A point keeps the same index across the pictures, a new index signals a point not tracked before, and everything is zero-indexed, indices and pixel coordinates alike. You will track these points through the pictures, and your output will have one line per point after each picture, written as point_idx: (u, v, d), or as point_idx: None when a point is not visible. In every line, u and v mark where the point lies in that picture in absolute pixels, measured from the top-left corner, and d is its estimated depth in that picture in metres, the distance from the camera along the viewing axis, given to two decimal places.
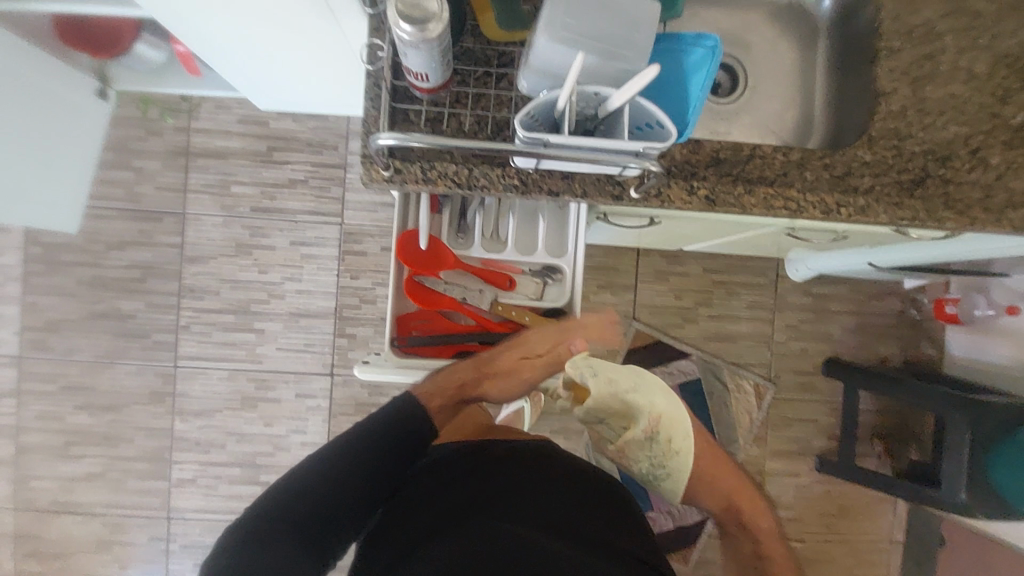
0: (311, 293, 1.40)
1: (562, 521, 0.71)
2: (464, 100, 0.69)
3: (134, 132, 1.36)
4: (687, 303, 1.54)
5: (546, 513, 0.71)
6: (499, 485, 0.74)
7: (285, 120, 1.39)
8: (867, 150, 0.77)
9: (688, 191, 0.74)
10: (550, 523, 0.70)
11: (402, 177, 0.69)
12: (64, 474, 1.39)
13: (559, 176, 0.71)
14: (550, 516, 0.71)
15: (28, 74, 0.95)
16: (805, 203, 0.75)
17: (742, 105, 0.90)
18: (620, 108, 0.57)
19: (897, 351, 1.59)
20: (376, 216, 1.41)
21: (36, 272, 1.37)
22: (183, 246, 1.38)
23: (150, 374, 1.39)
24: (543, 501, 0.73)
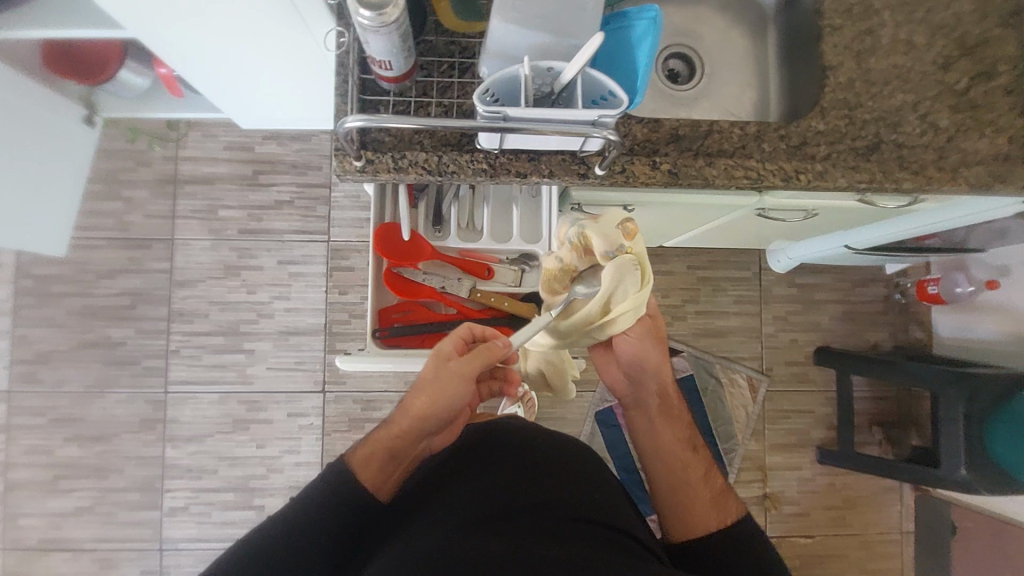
0: (300, 310, 1.42)
1: (511, 510, 0.71)
2: (431, 92, 0.73)
3: (123, 163, 1.41)
4: (675, 301, 1.55)
5: (493, 507, 0.71)
6: (448, 490, 0.75)
7: (270, 144, 1.43)
8: (821, 120, 0.81)
9: (651, 166, 0.76)
10: (500, 515, 0.71)
11: (374, 168, 0.72)
12: (53, 509, 1.36)
13: (526, 159, 0.74)
14: (500, 508, 0.71)
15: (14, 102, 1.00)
16: (765, 172, 0.78)
17: (701, 91, 0.95)
18: (573, 81, 0.60)
19: (886, 336, 1.60)
20: (362, 232, 1.44)
21: (26, 305, 1.38)
22: (172, 271, 1.41)
23: (140, 401, 1.39)
24: (491, 492, 0.73)
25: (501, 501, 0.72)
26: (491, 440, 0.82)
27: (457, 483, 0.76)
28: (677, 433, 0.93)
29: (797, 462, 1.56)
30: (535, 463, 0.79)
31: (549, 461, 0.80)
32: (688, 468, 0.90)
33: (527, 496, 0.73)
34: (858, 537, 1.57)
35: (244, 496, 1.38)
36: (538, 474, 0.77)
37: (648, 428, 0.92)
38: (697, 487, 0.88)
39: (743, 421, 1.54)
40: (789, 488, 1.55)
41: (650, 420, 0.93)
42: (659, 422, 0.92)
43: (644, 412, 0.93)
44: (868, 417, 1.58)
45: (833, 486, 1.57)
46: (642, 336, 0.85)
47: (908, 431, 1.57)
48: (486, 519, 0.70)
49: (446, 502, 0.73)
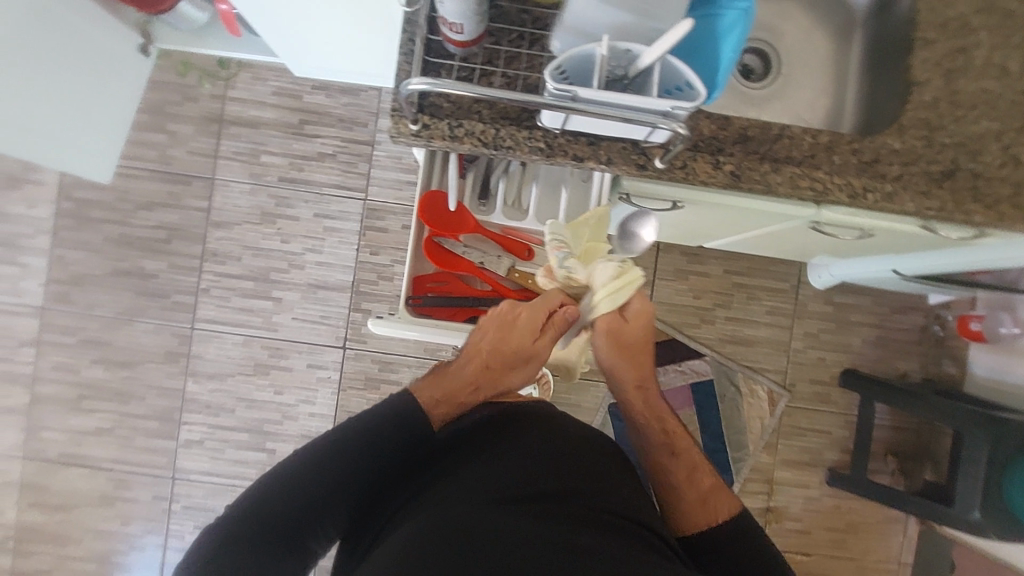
0: (330, 265, 1.42)
1: (532, 494, 0.68)
2: (497, 61, 0.70)
3: (173, 98, 1.41)
4: (706, 304, 1.52)
5: (514, 485, 0.68)
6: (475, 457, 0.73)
7: (318, 95, 1.42)
8: (898, 138, 0.76)
9: (714, 165, 0.73)
10: (518, 496, 0.68)
11: (429, 133, 0.70)
12: (75, 426, 1.41)
13: (585, 143, 0.72)
14: (521, 490, 0.68)
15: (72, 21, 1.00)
16: (831, 186, 0.75)
17: (774, 92, 0.90)
18: (649, 66, 0.57)
19: (917, 367, 1.55)
20: (400, 195, 1.43)
21: (66, 227, 1.41)
22: (210, 210, 1.42)
23: (167, 334, 1.42)
24: (512, 470, 0.70)
25: (523, 482, 0.69)
26: (514, 413, 0.78)
27: (479, 448, 0.74)
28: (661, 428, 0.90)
29: (805, 480, 1.54)
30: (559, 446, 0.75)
31: (574, 447, 0.75)
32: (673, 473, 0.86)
33: (550, 482, 0.70)
34: (855, 562, 1.56)
35: (258, 438, 1.42)
36: (563, 458, 0.73)
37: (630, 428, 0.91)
38: (685, 488, 0.85)
39: (757, 432, 1.53)
40: (793, 505, 1.54)
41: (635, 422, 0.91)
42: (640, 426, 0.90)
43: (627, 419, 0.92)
44: (884, 446, 1.55)
45: (837, 509, 1.55)
46: (613, 341, 0.87)
47: (922, 465, 1.53)
48: (506, 499, 0.67)
49: (461, 474, 0.70)
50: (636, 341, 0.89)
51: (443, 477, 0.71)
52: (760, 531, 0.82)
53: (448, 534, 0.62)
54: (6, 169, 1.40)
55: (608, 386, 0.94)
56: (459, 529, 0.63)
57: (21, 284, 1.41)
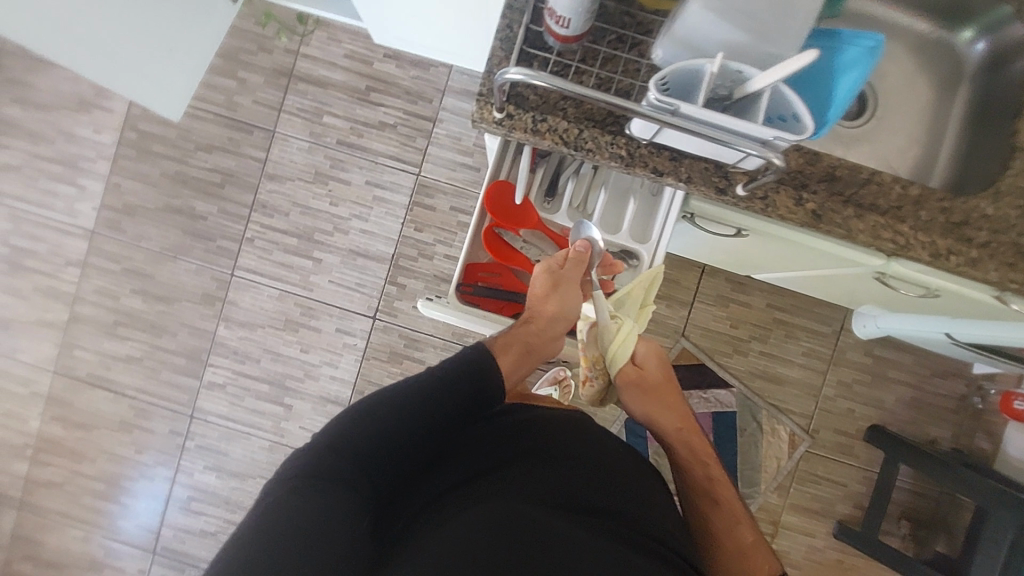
0: (374, 234, 1.43)
1: (590, 506, 0.69)
2: (592, 60, 0.68)
3: (248, 46, 1.42)
4: (741, 334, 1.49)
5: (573, 494, 0.69)
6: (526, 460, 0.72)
7: (389, 64, 1.42)
8: (992, 204, 0.73)
9: (795, 201, 0.71)
10: (577, 506, 0.68)
11: (512, 124, 0.69)
12: (106, 350, 1.45)
13: (668, 157, 0.70)
14: (579, 500, 0.69)
15: None
16: (914, 242, 0.72)
17: (865, 133, 0.86)
18: (759, 92, 0.55)
19: (947, 435, 1.50)
20: (453, 175, 1.42)
21: (127, 157, 1.43)
22: (266, 162, 1.43)
23: (207, 276, 1.44)
24: (571, 479, 0.71)
25: (581, 493, 0.70)
26: (569, 427, 0.79)
27: (531, 450, 0.73)
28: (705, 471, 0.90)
29: (811, 529, 1.51)
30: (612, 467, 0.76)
31: (624, 471, 0.77)
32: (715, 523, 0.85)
33: (606, 498, 0.71)
34: None
35: (277, 392, 1.44)
36: (615, 480, 0.74)
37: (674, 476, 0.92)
38: (728, 538, 0.83)
39: (771, 472, 1.50)
40: (795, 551, 1.51)
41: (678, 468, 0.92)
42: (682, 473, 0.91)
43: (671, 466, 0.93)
44: (899, 509, 1.51)
45: (839, 564, 1.52)
46: (640, 392, 0.91)
47: (936, 535, 1.48)
48: (566, 505, 0.68)
49: (525, 468, 0.70)
50: (664, 388, 0.92)
51: (507, 466, 0.71)
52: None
53: (515, 528, 0.63)
54: (79, 91, 1.43)
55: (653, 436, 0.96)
56: (526, 527, 0.63)
57: (76, 205, 1.44)
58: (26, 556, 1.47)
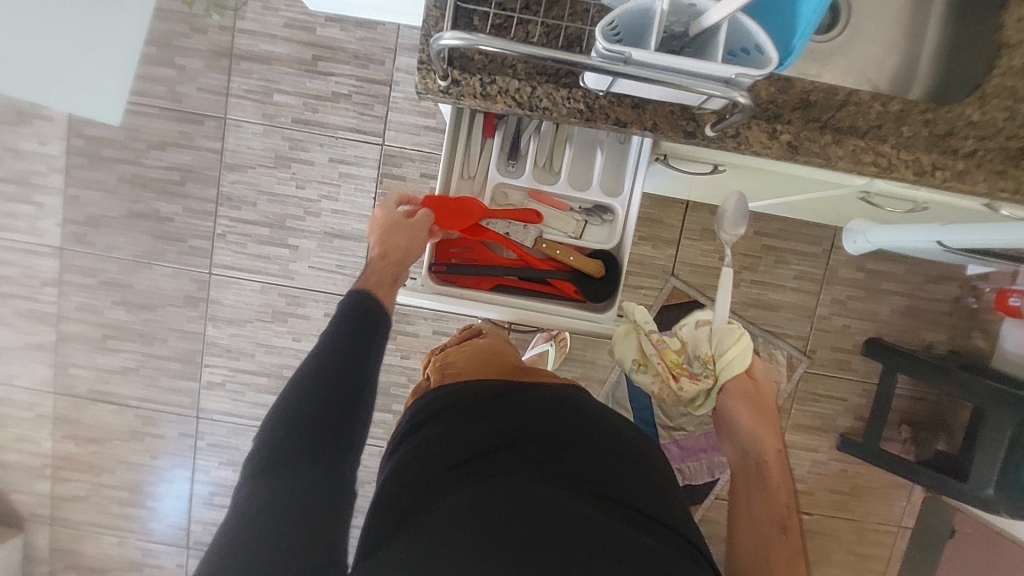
0: (347, 213, 1.38)
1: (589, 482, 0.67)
2: (535, 7, 0.62)
3: (179, 28, 1.32)
4: (731, 266, 1.48)
5: (576, 474, 0.68)
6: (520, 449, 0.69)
7: (332, 28, 1.32)
8: (978, 108, 0.69)
9: (769, 135, 0.67)
10: (580, 482, 0.67)
11: (459, 91, 0.64)
12: (101, 364, 1.45)
13: (630, 105, 0.65)
14: (582, 480, 0.67)
15: None
16: (897, 161, 0.68)
17: (839, 47, 0.79)
18: (716, 26, 0.50)
19: (944, 339, 1.52)
20: (418, 140, 1.36)
21: (78, 166, 1.37)
22: (223, 152, 1.36)
23: (185, 279, 1.41)
24: (571, 460, 0.69)
25: (583, 471, 0.68)
26: (565, 408, 0.77)
27: (522, 435, 0.71)
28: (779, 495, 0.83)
29: (815, 444, 1.56)
30: (612, 442, 0.74)
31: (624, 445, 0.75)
32: (769, 529, 0.80)
33: (609, 476, 0.69)
34: (857, 523, 1.60)
35: (277, 382, 1.44)
36: (616, 453, 0.73)
37: (746, 494, 0.84)
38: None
39: None
40: (800, 467, 1.56)
41: (752, 485, 0.85)
42: (757, 492, 0.83)
43: (745, 480, 0.86)
44: (900, 415, 1.55)
45: (845, 473, 1.57)
46: (749, 404, 0.88)
47: (936, 435, 1.53)
48: (570, 485, 0.66)
49: (526, 452, 0.69)
50: (769, 411, 0.88)
51: (506, 449, 0.69)
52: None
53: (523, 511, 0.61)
54: (13, 101, 1.35)
55: (732, 456, 0.90)
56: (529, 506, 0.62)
57: (38, 223, 1.39)
58: (69, 566, 1.53)
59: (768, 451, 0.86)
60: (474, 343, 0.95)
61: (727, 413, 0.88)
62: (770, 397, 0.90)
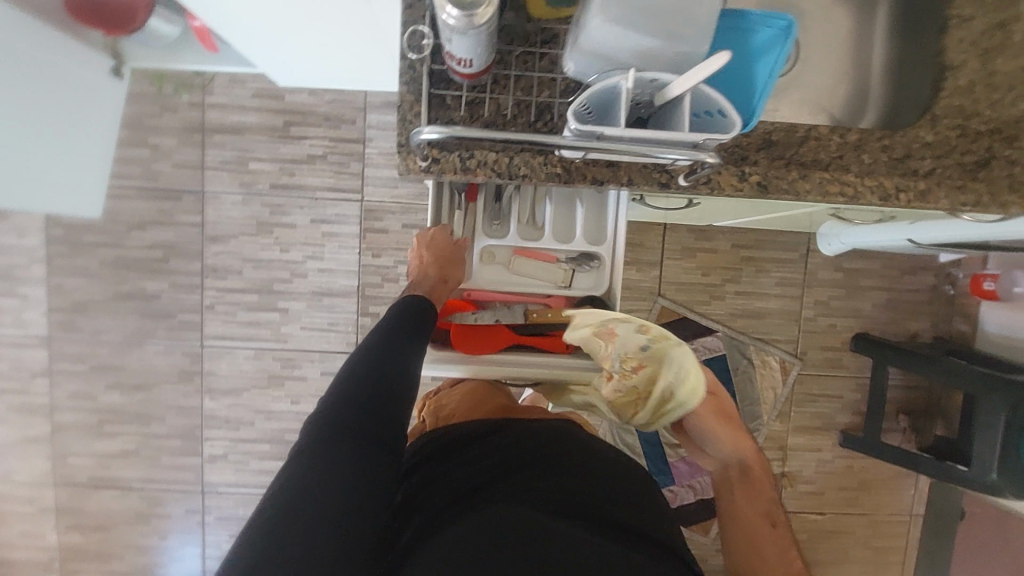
0: (333, 271, 1.39)
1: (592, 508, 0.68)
2: (504, 81, 0.64)
3: (148, 108, 1.33)
4: (714, 280, 1.52)
5: (573, 494, 0.69)
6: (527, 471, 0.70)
7: (301, 94, 1.34)
8: (930, 130, 0.74)
9: (739, 177, 0.70)
10: (569, 501, 0.68)
11: (440, 168, 0.65)
12: (99, 450, 1.42)
13: (604, 164, 0.67)
14: (570, 498, 0.68)
15: (36, 54, 0.89)
16: (862, 189, 0.71)
17: (791, 80, 0.84)
18: (680, 96, 0.53)
19: (927, 327, 1.57)
20: (397, 192, 1.38)
21: (59, 254, 1.36)
22: (204, 224, 1.37)
23: (177, 354, 1.40)
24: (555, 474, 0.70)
25: (569, 487, 0.69)
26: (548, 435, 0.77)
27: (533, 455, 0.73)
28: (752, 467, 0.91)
29: (818, 444, 1.58)
30: (601, 470, 0.75)
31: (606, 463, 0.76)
32: (759, 527, 0.84)
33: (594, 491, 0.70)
34: (869, 517, 1.62)
35: (281, 447, 1.43)
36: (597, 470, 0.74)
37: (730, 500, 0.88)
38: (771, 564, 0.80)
39: (770, 402, 1.55)
40: (807, 468, 1.58)
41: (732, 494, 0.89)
42: (741, 498, 0.87)
43: (727, 491, 0.89)
44: (895, 405, 1.59)
45: (850, 468, 1.60)
46: (725, 420, 0.93)
47: (933, 421, 1.57)
48: (558, 505, 0.67)
49: (517, 475, 0.69)
50: (738, 424, 0.94)
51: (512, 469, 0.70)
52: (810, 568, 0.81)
53: (514, 532, 0.63)
54: None
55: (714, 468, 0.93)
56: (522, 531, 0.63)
57: (22, 316, 1.37)
58: None
59: (748, 457, 0.91)
60: (464, 384, 0.94)
61: (699, 429, 0.93)
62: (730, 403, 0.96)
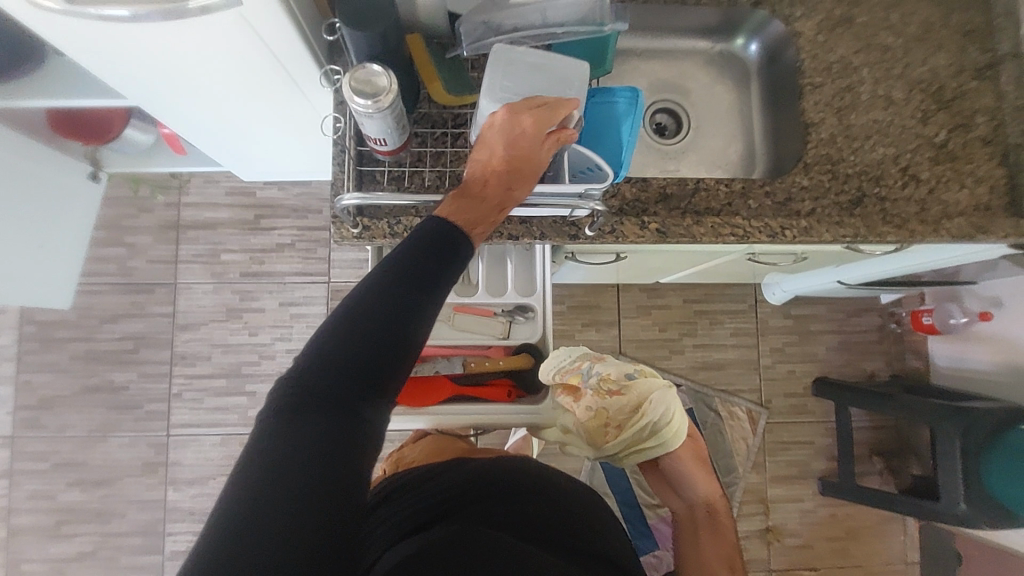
0: (301, 351, 1.44)
1: (544, 534, 0.69)
2: (424, 159, 0.75)
3: (126, 210, 1.44)
4: (672, 335, 1.57)
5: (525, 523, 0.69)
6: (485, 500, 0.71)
7: (271, 189, 1.47)
8: (804, 176, 0.84)
9: (640, 226, 0.79)
10: (523, 527, 0.69)
11: (370, 234, 0.74)
12: (55, 555, 1.37)
13: (518, 221, 0.76)
14: (524, 524, 0.69)
15: (11, 160, 1.00)
16: (751, 229, 0.80)
17: (688, 144, 0.97)
18: (560, 154, 0.63)
19: (883, 366, 1.62)
20: (362, 273, 1.46)
21: (30, 351, 1.40)
22: (175, 314, 1.43)
23: (142, 445, 1.40)
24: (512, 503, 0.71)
25: (523, 516, 0.70)
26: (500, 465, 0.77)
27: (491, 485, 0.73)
28: (712, 525, 0.91)
29: (798, 493, 1.56)
30: (556, 498, 0.75)
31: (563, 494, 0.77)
32: (717, 562, 0.87)
33: (546, 520, 0.71)
34: (865, 570, 1.56)
35: None
36: (552, 501, 0.75)
37: (691, 538, 0.91)
38: None
39: (743, 453, 1.55)
40: (791, 520, 1.55)
41: (695, 532, 0.92)
42: (703, 536, 0.90)
43: (687, 526, 0.93)
44: (867, 447, 1.59)
45: (835, 517, 1.57)
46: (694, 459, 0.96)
47: (908, 460, 1.57)
48: (514, 531, 0.68)
49: (476, 501, 0.70)
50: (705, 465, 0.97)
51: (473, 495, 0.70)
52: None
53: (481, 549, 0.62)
54: None
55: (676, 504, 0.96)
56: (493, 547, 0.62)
57: None
58: None
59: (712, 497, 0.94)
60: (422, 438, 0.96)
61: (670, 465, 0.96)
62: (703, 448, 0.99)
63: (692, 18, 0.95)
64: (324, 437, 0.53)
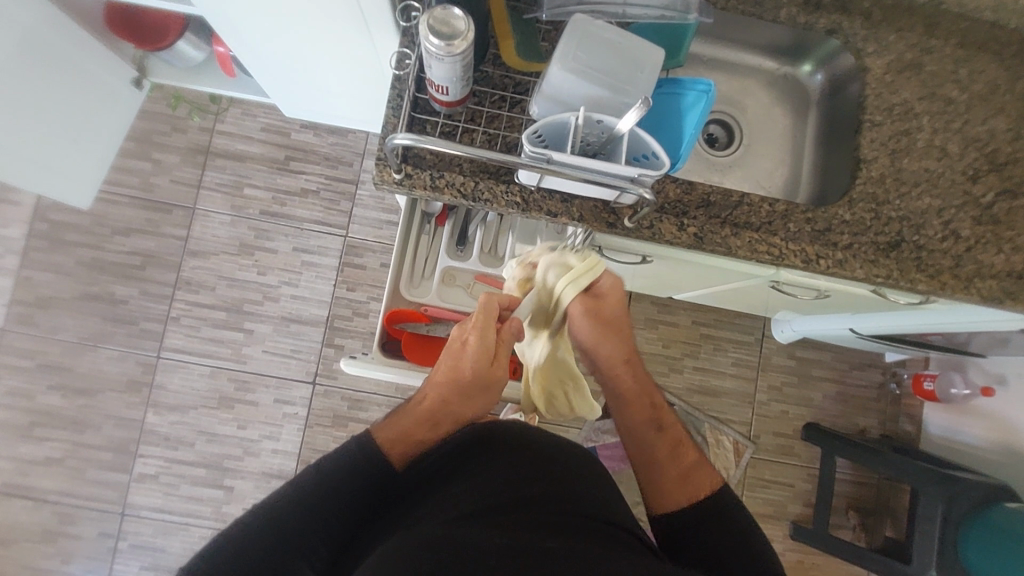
0: (305, 299, 1.42)
1: (522, 502, 0.66)
2: (479, 119, 0.73)
3: (160, 127, 1.43)
4: (674, 353, 1.57)
5: (506, 492, 0.67)
6: (467, 475, 0.70)
7: (307, 133, 1.46)
8: (847, 210, 0.83)
9: (678, 227, 0.78)
10: (503, 500, 0.66)
11: (411, 182, 0.73)
12: (22, 455, 1.35)
13: (559, 200, 0.75)
14: (502, 493, 0.67)
15: (53, 45, 0.99)
16: (787, 251, 0.80)
17: (736, 160, 0.97)
18: (620, 135, 0.62)
19: (875, 424, 1.61)
20: (380, 233, 1.45)
21: (38, 248, 1.39)
22: (188, 239, 1.42)
23: (131, 362, 1.39)
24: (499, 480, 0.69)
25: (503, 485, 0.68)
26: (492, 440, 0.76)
27: (474, 462, 0.72)
28: (647, 430, 0.87)
29: (769, 533, 1.55)
30: (542, 468, 0.72)
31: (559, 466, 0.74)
32: (646, 430, 0.88)
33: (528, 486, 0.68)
34: None
35: (216, 474, 1.37)
36: (540, 472, 0.71)
37: (616, 408, 0.89)
38: (667, 465, 0.85)
39: None
40: None
41: (619, 402, 0.89)
42: (625, 405, 0.88)
43: (611, 397, 0.89)
44: (846, 501, 1.58)
45: (801, 564, 1.56)
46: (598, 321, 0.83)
47: (883, 521, 1.56)
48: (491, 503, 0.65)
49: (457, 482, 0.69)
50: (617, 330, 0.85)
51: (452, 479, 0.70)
52: (740, 510, 0.82)
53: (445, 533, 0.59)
54: None
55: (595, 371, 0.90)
56: (443, 534, 0.59)
57: None
58: None
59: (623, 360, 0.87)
60: None
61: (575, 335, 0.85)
62: (615, 304, 0.84)
63: (762, 35, 0.95)
64: (301, 523, 0.67)
